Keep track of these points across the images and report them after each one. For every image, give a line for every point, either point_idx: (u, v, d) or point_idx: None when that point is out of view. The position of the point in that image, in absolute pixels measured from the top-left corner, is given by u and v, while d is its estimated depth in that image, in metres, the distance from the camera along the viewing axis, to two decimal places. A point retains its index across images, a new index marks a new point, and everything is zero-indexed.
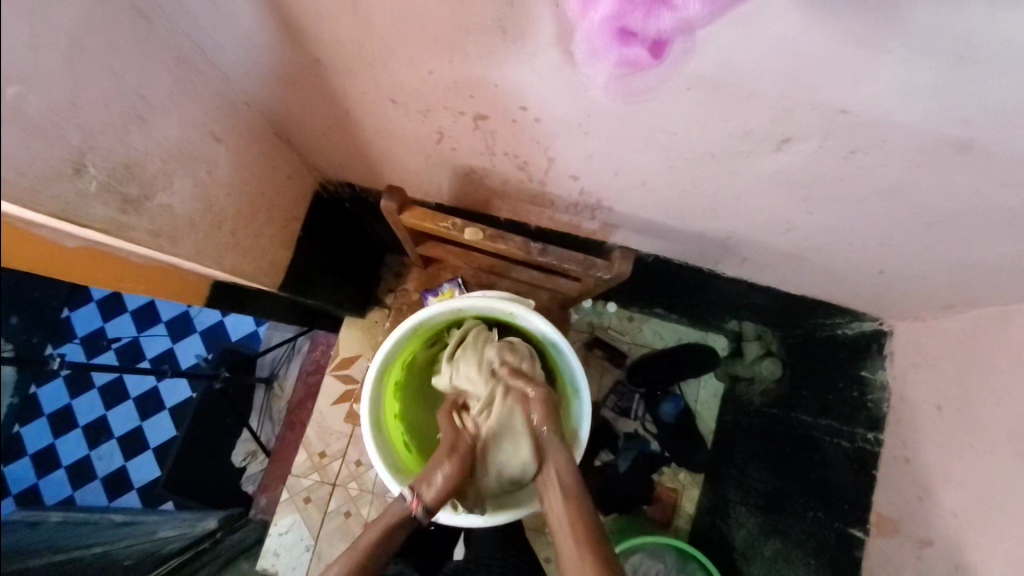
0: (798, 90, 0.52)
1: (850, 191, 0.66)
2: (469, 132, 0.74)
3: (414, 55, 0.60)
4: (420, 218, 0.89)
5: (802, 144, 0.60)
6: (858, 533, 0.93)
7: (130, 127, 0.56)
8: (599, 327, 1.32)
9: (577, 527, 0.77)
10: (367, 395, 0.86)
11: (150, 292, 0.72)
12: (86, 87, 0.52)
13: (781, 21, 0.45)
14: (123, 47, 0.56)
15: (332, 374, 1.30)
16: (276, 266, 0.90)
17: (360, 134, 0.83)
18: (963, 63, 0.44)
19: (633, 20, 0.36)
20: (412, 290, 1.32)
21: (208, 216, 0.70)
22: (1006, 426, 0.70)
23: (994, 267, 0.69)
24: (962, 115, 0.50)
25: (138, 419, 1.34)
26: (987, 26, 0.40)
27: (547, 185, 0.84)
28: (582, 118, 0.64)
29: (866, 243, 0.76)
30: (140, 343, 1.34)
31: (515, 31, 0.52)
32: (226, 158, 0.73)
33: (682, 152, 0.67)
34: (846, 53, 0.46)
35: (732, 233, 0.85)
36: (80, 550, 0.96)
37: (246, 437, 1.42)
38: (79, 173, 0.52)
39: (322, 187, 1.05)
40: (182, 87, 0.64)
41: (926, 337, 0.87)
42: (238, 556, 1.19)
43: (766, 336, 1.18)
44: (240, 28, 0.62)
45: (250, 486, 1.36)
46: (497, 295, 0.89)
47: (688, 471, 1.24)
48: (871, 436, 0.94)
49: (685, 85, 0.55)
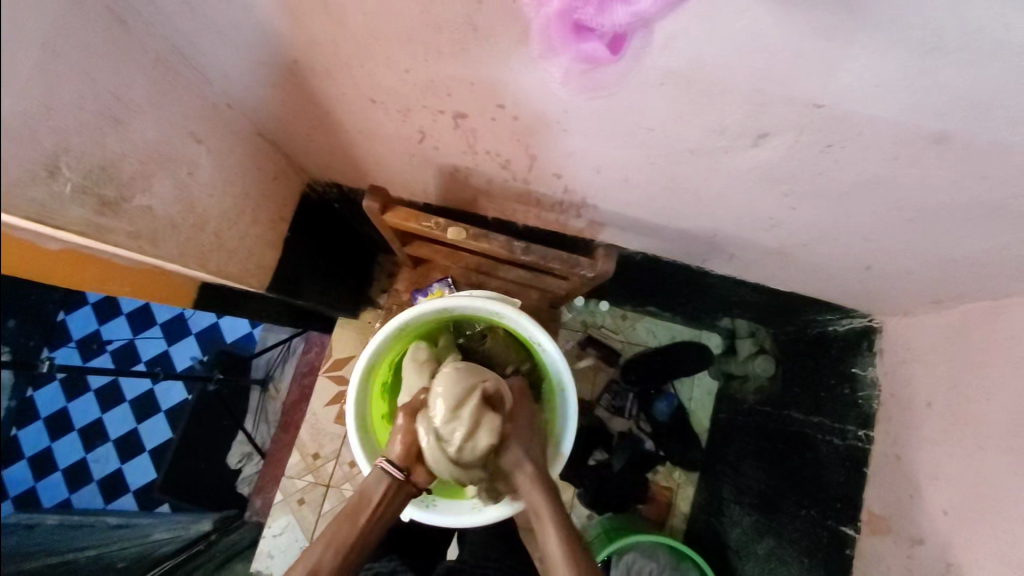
0: (772, 85, 0.52)
1: (830, 187, 0.65)
2: (450, 131, 0.74)
3: (389, 55, 0.60)
4: (403, 218, 0.89)
5: (777, 139, 0.59)
6: (850, 532, 0.90)
7: (107, 129, 0.57)
8: (592, 326, 1.32)
9: (569, 557, 0.75)
10: (354, 392, 0.86)
11: (136, 294, 0.72)
12: (59, 90, 0.51)
13: (748, 14, 0.44)
14: (97, 48, 0.56)
15: (325, 376, 1.31)
16: (264, 267, 0.91)
17: (343, 135, 0.83)
18: (935, 54, 0.44)
19: (587, 13, 0.36)
20: (404, 291, 1.27)
21: (190, 218, 0.70)
22: (994, 421, 0.69)
23: (977, 261, 0.69)
24: (936, 108, 0.49)
25: (132, 421, 1.35)
26: (956, 16, 0.40)
27: (531, 183, 0.84)
28: (561, 115, 0.64)
29: (851, 238, 0.76)
30: (135, 345, 1.32)
31: (487, 29, 0.52)
32: (208, 160, 0.73)
33: (661, 149, 0.67)
34: (815, 46, 0.46)
35: (716, 230, 0.84)
36: (74, 552, 0.96)
37: (242, 439, 1.43)
38: (54, 175, 0.52)
39: (309, 189, 1.05)
40: (159, 88, 0.64)
41: (914, 333, 0.86)
42: (231, 560, 1.18)
43: (759, 333, 1.20)
44: (216, 29, 0.62)
45: (245, 488, 1.39)
46: (484, 296, 0.89)
47: (682, 470, 1.26)
48: (862, 434, 0.92)
49: (658, 80, 0.55)
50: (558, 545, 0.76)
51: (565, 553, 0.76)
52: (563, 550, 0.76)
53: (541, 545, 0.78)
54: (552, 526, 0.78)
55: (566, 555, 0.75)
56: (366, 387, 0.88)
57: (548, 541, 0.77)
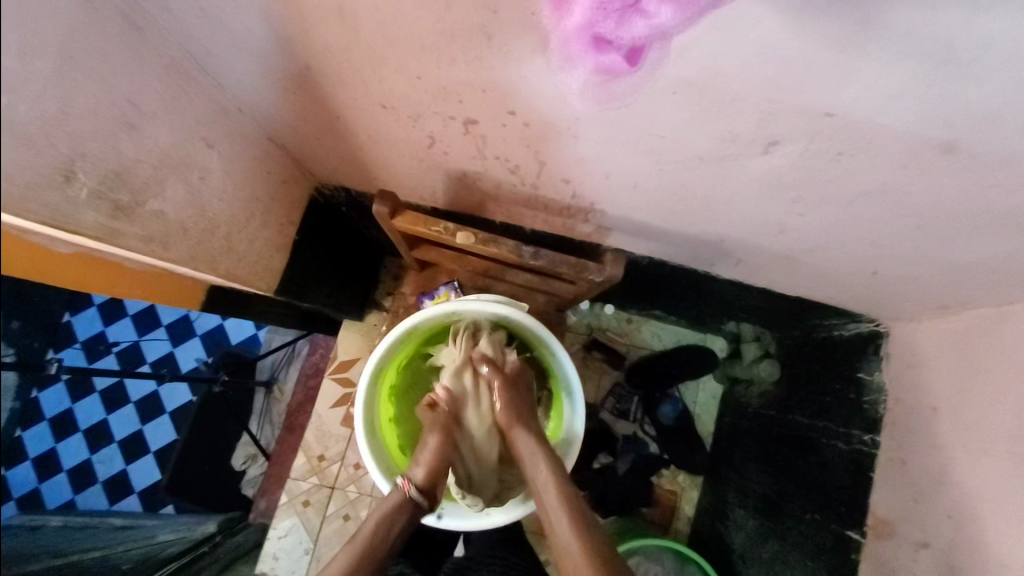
0: (785, 93, 0.52)
1: (838, 194, 0.66)
2: (460, 136, 0.75)
3: (401, 61, 0.61)
4: (412, 223, 0.89)
5: (788, 147, 0.60)
6: (855, 535, 0.89)
7: (121, 135, 0.57)
8: (597, 329, 1.32)
9: (572, 520, 0.76)
10: (362, 395, 0.87)
11: (147, 297, 0.72)
12: (76, 97, 0.52)
13: (763, 24, 0.44)
14: (112, 54, 0.56)
15: (331, 378, 1.32)
16: (272, 270, 0.91)
17: (353, 139, 0.84)
18: (946, 66, 0.44)
19: (605, 27, 0.35)
20: (410, 293, 1.31)
21: (200, 222, 0.71)
22: (1002, 428, 0.69)
23: (985, 269, 0.69)
24: (948, 118, 0.50)
25: (136, 423, 1.32)
26: (969, 28, 0.40)
27: (539, 189, 0.84)
28: (572, 121, 0.64)
29: (858, 244, 0.76)
30: (140, 347, 1.25)
31: (500, 37, 0.52)
32: (219, 164, 0.73)
33: (671, 155, 0.67)
34: (828, 56, 0.46)
35: (723, 236, 0.85)
36: (79, 554, 0.95)
37: (246, 441, 1.48)
38: (70, 180, 0.52)
39: (318, 191, 1.06)
40: (172, 93, 0.65)
41: (922, 338, 0.86)
42: (237, 561, 1.17)
43: (764, 337, 1.20)
44: (230, 35, 0.63)
45: (250, 489, 1.45)
46: (492, 299, 0.89)
47: (687, 473, 1.27)
48: (868, 438, 0.92)
49: (670, 89, 0.55)
50: (561, 511, 0.77)
51: (567, 517, 0.76)
52: (564, 513, 0.77)
53: (543, 509, 0.79)
54: (553, 493, 0.79)
55: (568, 517, 0.76)
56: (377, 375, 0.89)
57: (550, 506, 0.78)
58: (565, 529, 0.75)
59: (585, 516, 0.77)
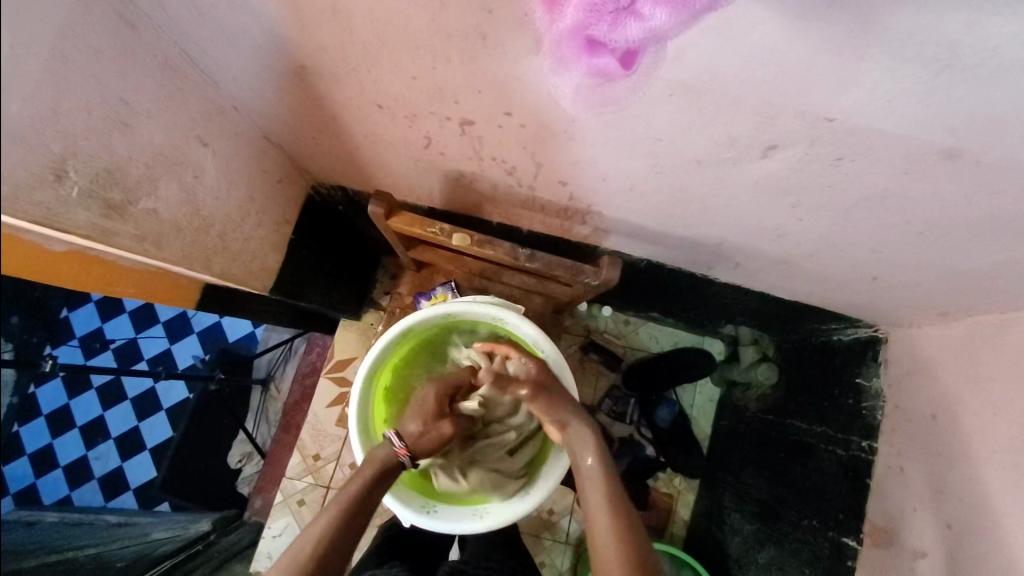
0: (782, 97, 0.52)
1: (838, 200, 0.65)
2: (457, 137, 0.74)
3: (397, 61, 0.60)
4: (408, 223, 0.89)
5: (788, 151, 0.59)
6: (852, 542, 0.89)
7: (114, 132, 0.57)
8: (594, 331, 1.32)
9: (618, 546, 0.67)
10: (356, 398, 0.87)
11: (142, 296, 0.71)
12: (68, 92, 0.51)
13: (760, 28, 0.44)
14: (105, 51, 0.56)
15: (326, 377, 1.31)
16: (267, 269, 0.90)
17: (350, 139, 0.83)
18: (948, 70, 0.43)
19: (598, 30, 0.35)
20: (406, 293, 1.30)
21: (195, 221, 0.70)
22: (1002, 437, 0.68)
23: (984, 273, 0.68)
24: (950, 125, 0.49)
25: (135, 420, 1.40)
26: (968, 34, 0.40)
27: (537, 190, 0.84)
28: (569, 124, 0.64)
29: (857, 249, 0.76)
30: (138, 344, 1.38)
31: (496, 38, 0.52)
32: (214, 162, 0.73)
33: (669, 158, 0.66)
34: (826, 62, 0.46)
35: (722, 240, 0.84)
36: (74, 551, 0.93)
37: (242, 439, 1.38)
38: (61, 179, 0.52)
39: (315, 190, 1.05)
40: (167, 92, 0.64)
41: (920, 345, 0.86)
42: (233, 560, 1.16)
43: (762, 341, 1.22)
44: (226, 34, 0.62)
45: (245, 488, 1.33)
46: (486, 302, 0.90)
47: (683, 477, 1.26)
48: (865, 445, 0.91)
49: (667, 91, 0.54)
50: (617, 542, 0.67)
51: (614, 541, 0.68)
52: (614, 538, 0.68)
53: (593, 539, 0.69)
54: (604, 517, 0.70)
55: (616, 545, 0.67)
56: (372, 378, 0.89)
57: (602, 537, 0.68)
58: (606, 522, 0.70)
59: (641, 544, 0.68)
